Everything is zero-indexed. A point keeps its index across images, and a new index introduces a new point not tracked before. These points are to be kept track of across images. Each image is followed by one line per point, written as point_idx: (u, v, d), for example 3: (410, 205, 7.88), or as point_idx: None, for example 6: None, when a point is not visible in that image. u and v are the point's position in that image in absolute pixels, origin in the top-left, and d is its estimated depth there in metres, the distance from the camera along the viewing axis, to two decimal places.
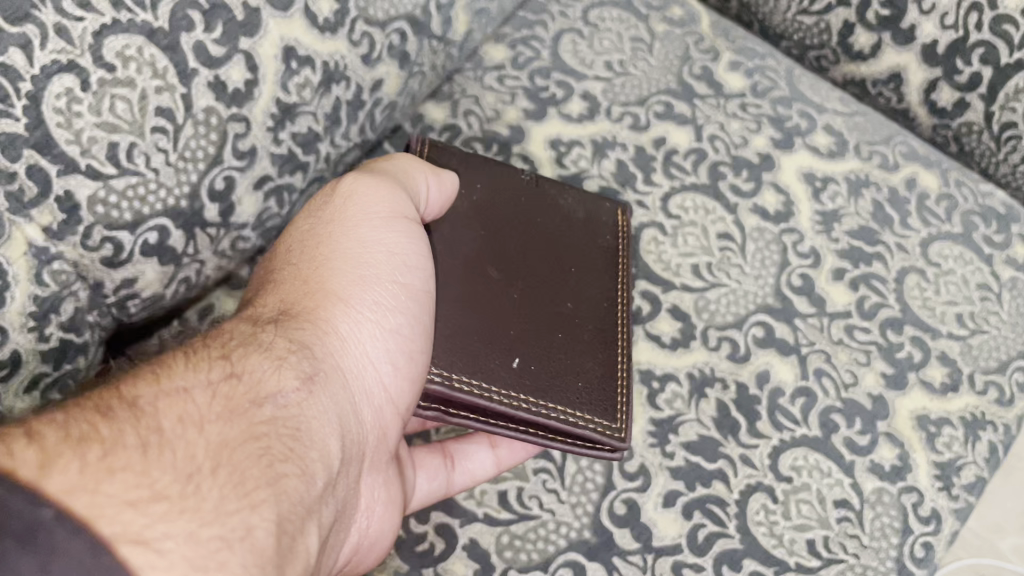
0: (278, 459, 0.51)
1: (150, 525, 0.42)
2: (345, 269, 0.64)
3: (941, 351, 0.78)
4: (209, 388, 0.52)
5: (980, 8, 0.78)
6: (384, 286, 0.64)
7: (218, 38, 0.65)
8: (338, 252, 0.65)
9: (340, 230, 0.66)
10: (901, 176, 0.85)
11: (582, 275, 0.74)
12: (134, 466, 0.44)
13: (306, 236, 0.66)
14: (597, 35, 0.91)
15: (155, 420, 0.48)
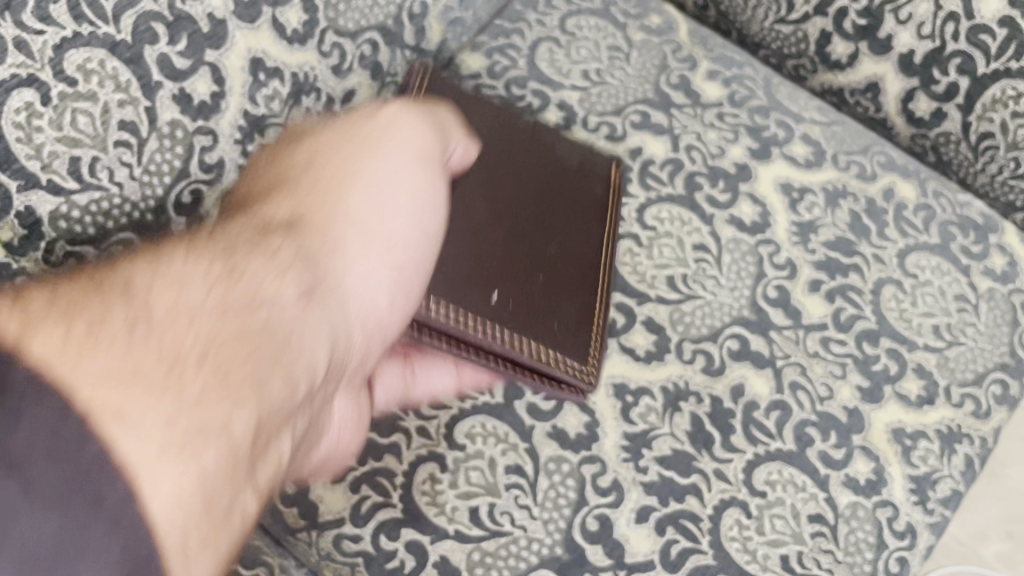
0: (270, 360, 0.50)
1: (126, 402, 0.41)
2: (349, 197, 0.64)
3: (917, 363, 0.78)
4: (208, 274, 0.51)
5: (957, 18, 0.77)
6: (390, 229, 0.64)
7: (183, 51, 0.64)
8: (336, 189, 0.64)
9: (355, 148, 0.66)
10: (879, 186, 0.85)
11: (567, 220, 0.77)
12: (118, 345, 0.43)
13: (328, 152, 0.66)
14: (574, 44, 0.90)
15: (146, 303, 0.47)
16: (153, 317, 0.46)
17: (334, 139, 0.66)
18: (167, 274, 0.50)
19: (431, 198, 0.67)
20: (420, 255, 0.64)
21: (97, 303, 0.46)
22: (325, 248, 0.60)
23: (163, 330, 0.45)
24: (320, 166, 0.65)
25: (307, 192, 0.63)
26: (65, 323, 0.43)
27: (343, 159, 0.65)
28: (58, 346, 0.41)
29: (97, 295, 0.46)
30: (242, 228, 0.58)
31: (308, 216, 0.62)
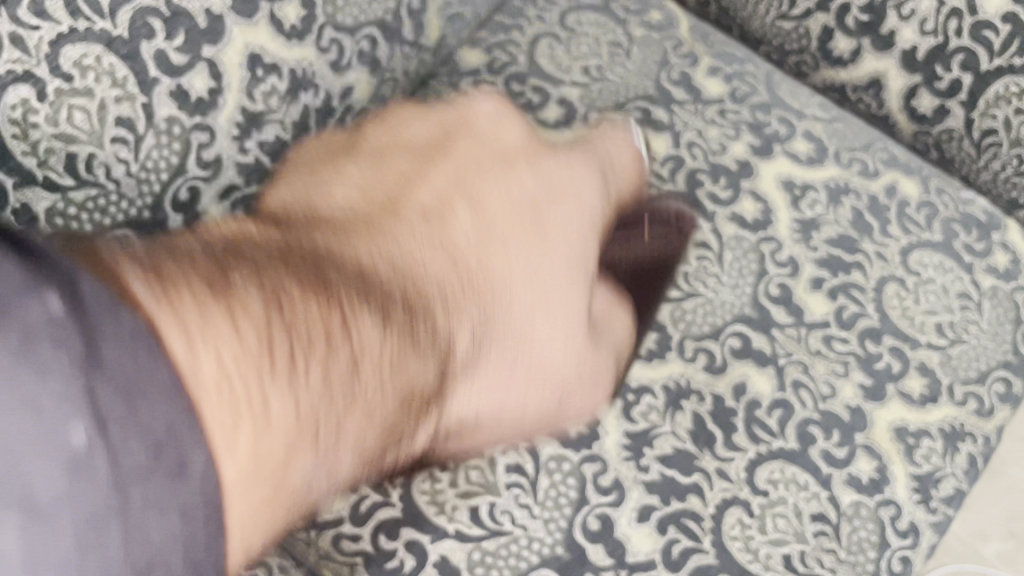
0: (335, 465, 0.47)
1: (233, 467, 0.38)
2: (512, 268, 0.62)
3: (920, 361, 0.77)
4: (385, 360, 0.50)
5: (960, 14, 0.77)
6: (562, 264, 0.63)
7: (180, 47, 0.63)
8: (570, 266, 0.64)
9: (519, 171, 0.67)
10: (881, 183, 0.84)
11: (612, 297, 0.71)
12: (252, 396, 0.39)
13: (501, 193, 0.65)
14: (575, 39, 0.89)
15: (300, 369, 0.43)
16: (314, 440, 0.44)
17: (516, 227, 0.64)
18: (341, 321, 0.47)
19: (591, 260, 0.65)
20: (569, 382, 0.64)
21: (292, 368, 0.43)
22: (456, 380, 0.59)
23: (318, 443, 0.45)
24: (490, 223, 0.63)
25: (486, 262, 0.61)
26: (268, 366, 0.41)
27: (565, 214, 0.66)
28: (249, 428, 0.39)
29: (291, 358, 0.43)
30: (418, 282, 0.57)
31: (505, 230, 0.63)
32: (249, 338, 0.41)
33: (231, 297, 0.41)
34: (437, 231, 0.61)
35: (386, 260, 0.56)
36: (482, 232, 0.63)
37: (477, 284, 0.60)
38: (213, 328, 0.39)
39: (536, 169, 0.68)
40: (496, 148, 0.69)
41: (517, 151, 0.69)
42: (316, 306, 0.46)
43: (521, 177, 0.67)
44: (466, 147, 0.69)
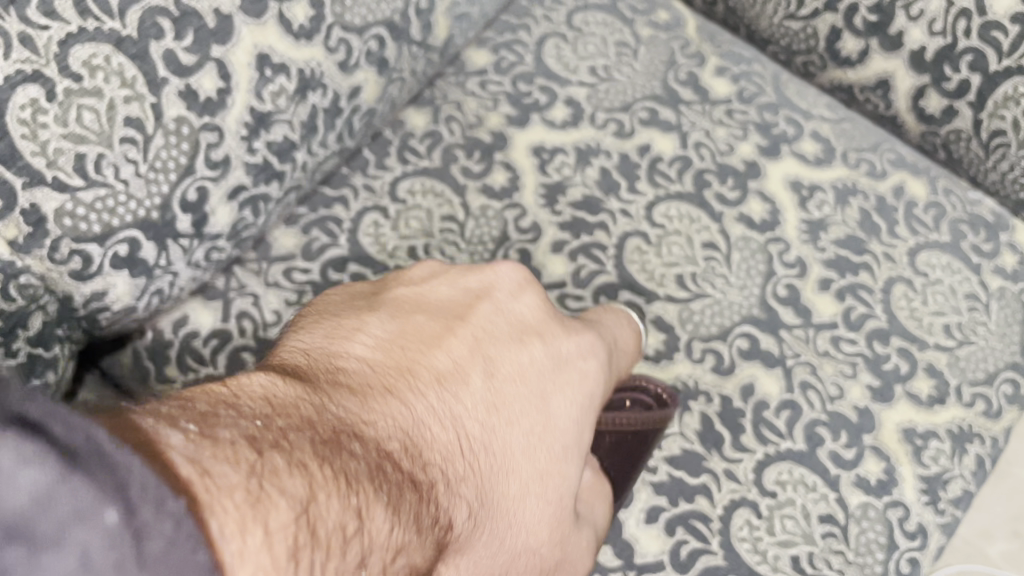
0: None
1: None
2: (512, 474, 0.54)
3: (928, 362, 0.77)
4: (393, 551, 0.37)
5: (969, 14, 0.77)
6: (559, 441, 0.57)
7: (189, 47, 0.63)
8: (566, 448, 0.57)
9: (553, 368, 0.59)
10: (889, 184, 0.84)
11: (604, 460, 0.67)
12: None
13: (511, 364, 0.57)
14: (581, 40, 0.89)
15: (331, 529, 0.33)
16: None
17: (530, 403, 0.56)
18: (359, 501, 0.36)
19: (585, 439, 0.60)
20: (550, 552, 0.57)
21: (344, 556, 0.33)
22: (475, 543, 0.50)
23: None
24: (517, 420, 0.55)
25: (494, 455, 0.52)
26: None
27: (561, 447, 0.57)
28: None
29: (328, 540, 0.33)
30: (422, 448, 0.46)
31: (501, 490, 0.53)
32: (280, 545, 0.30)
33: (319, 509, 0.33)
34: (466, 481, 0.49)
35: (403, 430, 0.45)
36: (524, 447, 0.55)
37: (484, 500, 0.51)
38: (274, 518, 0.31)
39: (576, 380, 0.60)
40: (512, 316, 0.61)
41: (550, 366, 0.59)
42: (382, 502, 0.38)
43: (570, 394, 0.59)
44: (473, 318, 0.59)
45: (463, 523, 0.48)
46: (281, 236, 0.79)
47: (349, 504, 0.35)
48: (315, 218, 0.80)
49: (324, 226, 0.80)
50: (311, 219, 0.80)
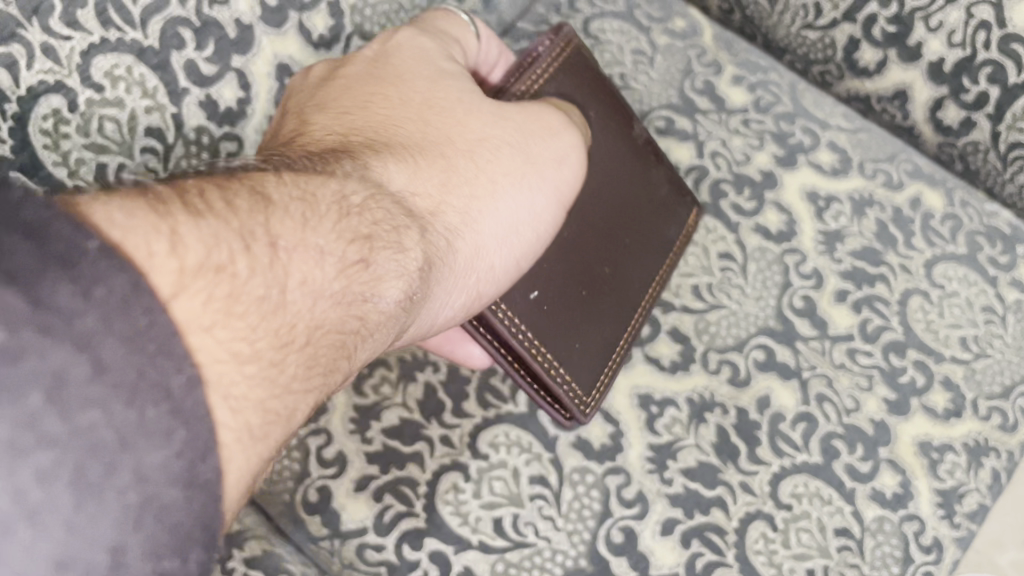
0: (356, 332, 0.43)
1: (250, 352, 0.36)
2: (437, 171, 0.55)
3: (944, 375, 0.77)
4: (342, 279, 0.43)
5: (988, 27, 0.76)
6: (508, 168, 0.58)
7: (209, 57, 0.64)
8: (523, 170, 0.59)
9: (417, 94, 0.59)
10: (905, 195, 0.84)
11: (624, 261, 0.71)
12: (226, 287, 0.35)
13: (408, 120, 0.57)
14: (598, 48, 0.89)
15: (287, 267, 0.39)
16: (268, 248, 0.39)
17: (412, 129, 0.57)
18: (240, 239, 0.38)
19: (548, 175, 0.60)
20: (547, 215, 0.61)
21: (208, 203, 0.38)
22: (439, 211, 0.54)
23: (277, 268, 0.39)
24: (423, 135, 0.57)
25: (412, 149, 0.55)
26: (231, 253, 0.37)
27: (458, 111, 0.59)
28: (227, 318, 0.35)
29: (182, 200, 0.36)
30: (348, 206, 0.46)
31: (433, 162, 0.55)
32: (196, 250, 0.35)
33: (167, 205, 0.35)
34: (368, 154, 0.52)
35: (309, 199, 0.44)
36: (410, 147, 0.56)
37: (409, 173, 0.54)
38: (135, 212, 0.33)
39: (453, 103, 0.59)
40: (427, 87, 0.59)
41: (416, 99, 0.59)
42: (279, 217, 0.41)
43: (452, 102, 0.59)
44: (349, 84, 0.59)
45: (401, 189, 0.52)
46: None
47: (223, 194, 0.39)
48: None
49: None
50: None
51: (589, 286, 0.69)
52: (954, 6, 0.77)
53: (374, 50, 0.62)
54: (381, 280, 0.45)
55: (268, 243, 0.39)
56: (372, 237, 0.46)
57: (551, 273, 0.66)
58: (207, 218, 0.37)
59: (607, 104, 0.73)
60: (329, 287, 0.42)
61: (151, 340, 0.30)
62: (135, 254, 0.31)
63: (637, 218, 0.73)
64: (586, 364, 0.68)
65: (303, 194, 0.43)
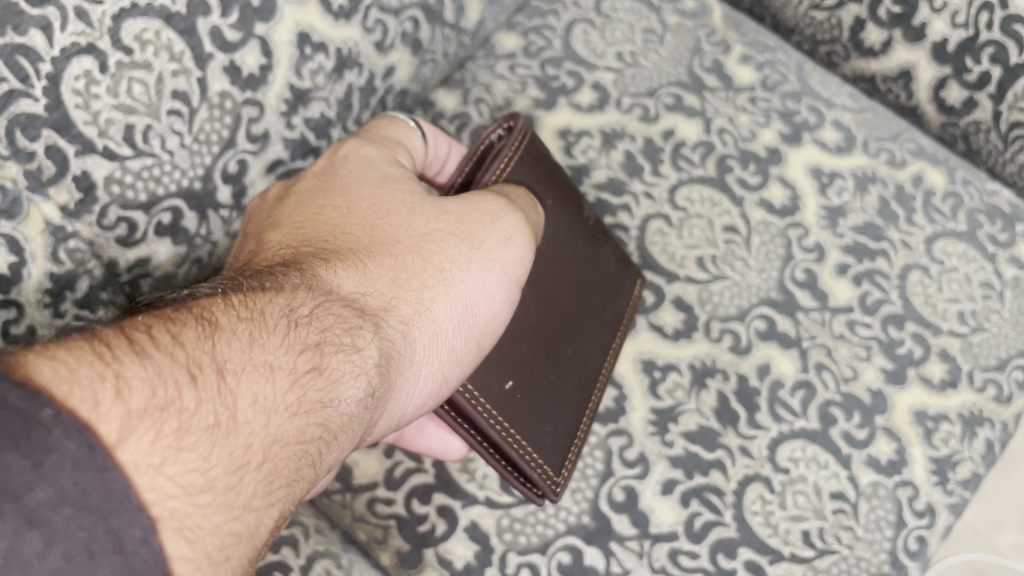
0: (315, 438, 0.46)
1: (212, 480, 0.39)
2: (388, 266, 0.58)
3: (941, 347, 0.79)
4: (295, 392, 0.46)
5: (991, 8, 0.78)
6: (460, 259, 0.61)
7: (234, 24, 0.66)
8: (473, 253, 0.62)
9: (364, 199, 0.63)
10: (908, 173, 0.86)
11: (589, 347, 0.72)
12: (176, 421, 0.39)
13: (359, 224, 0.61)
14: (609, 26, 0.91)
15: (233, 395, 0.42)
16: (214, 374, 0.42)
17: (363, 233, 0.60)
18: (192, 369, 0.41)
19: (501, 259, 0.63)
20: (505, 299, 0.64)
21: (156, 343, 0.41)
22: (394, 305, 0.56)
23: (223, 393, 0.42)
24: (374, 236, 0.60)
25: (363, 251, 0.59)
26: (185, 393, 0.40)
27: (404, 211, 0.62)
28: (184, 450, 0.38)
29: (132, 343, 0.40)
30: (298, 314, 0.49)
31: (383, 260, 0.59)
32: (142, 396, 0.38)
33: (110, 351, 0.38)
34: (317, 264, 0.56)
35: (258, 315, 0.47)
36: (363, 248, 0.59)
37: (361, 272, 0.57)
38: (86, 365, 0.37)
39: (397, 204, 0.63)
40: (371, 185, 0.64)
41: (364, 206, 0.63)
42: (225, 339, 0.44)
43: (399, 202, 0.63)
44: (301, 200, 0.64)
45: (353, 290, 0.55)
46: None
47: (171, 329, 0.42)
48: None
49: None
50: None
51: (556, 369, 0.69)
52: None
53: (322, 166, 0.67)
54: (336, 381, 0.49)
55: (215, 370, 0.42)
56: (322, 343, 0.49)
57: (519, 360, 0.67)
58: (151, 359, 0.40)
59: (559, 189, 0.74)
60: (283, 407, 0.45)
61: (97, 493, 0.32)
62: (83, 407, 0.35)
63: (595, 295, 0.73)
64: (555, 444, 0.68)
65: (250, 313, 0.47)
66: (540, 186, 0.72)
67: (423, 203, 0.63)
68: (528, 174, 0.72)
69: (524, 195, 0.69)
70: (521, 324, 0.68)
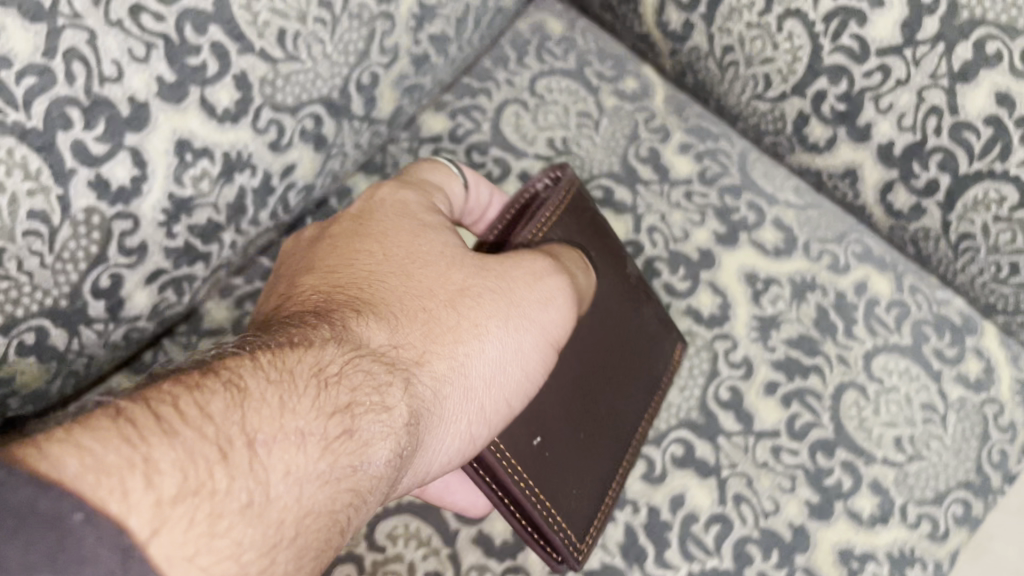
0: (345, 504, 0.44)
1: (245, 561, 0.37)
2: (426, 320, 0.56)
3: (873, 478, 0.74)
4: (327, 458, 0.44)
5: (940, 112, 0.72)
6: (497, 312, 0.59)
7: (100, 136, 0.60)
8: (507, 309, 0.60)
9: (402, 243, 0.61)
10: (851, 280, 0.81)
11: (620, 407, 0.70)
12: (206, 506, 0.36)
13: (397, 272, 0.58)
14: (542, 108, 0.86)
15: (265, 468, 0.40)
16: (245, 447, 0.40)
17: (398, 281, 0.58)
18: (221, 443, 0.39)
19: (537, 316, 0.61)
20: (540, 352, 0.61)
21: (184, 417, 0.38)
22: (425, 360, 0.54)
23: (256, 467, 0.40)
24: (410, 288, 0.58)
25: (397, 304, 0.56)
26: (213, 471, 0.37)
27: (439, 262, 0.60)
28: (213, 534, 0.36)
29: (160, 419, 0.37)
30: (327, 371, 0.47)
31: (415, 315, 0.56)
32: (170, 479, 0.35)
33: (137, 431, 0.36)
34: (349, 316, 0.53)
35: (290, 376, 0.45)
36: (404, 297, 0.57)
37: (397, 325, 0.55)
38: (112, 452, 0.34)
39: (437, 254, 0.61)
40: (405, 228, 0.62)
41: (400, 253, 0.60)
42: (255, 406, 0.42)
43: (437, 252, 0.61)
44: (335, 244, 0.62)
45: (388, 344, 0.53)
46: (213, 309, 0.78)
47: (198, 400, 0.40)
48: (252, 291, 0.79)
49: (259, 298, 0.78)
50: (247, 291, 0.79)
51: (585, 426, 0.67)
52: (904, 88, 0.73)
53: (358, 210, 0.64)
54: (366, 445, 0.46)
55: (247, 441, 0.40)
56: (354, 402, 0.47)
57: (549, 415, 0.65)
58: (179, 437, 0.37)
59: (604, 246, 0.73)
60: (315, 475, 0.42)
61: None
62: (112, 501, 0.32)
63: (631, 351, 0.71)
64: (581, 506, 0.66)
65: (281, 374, 0.45)
66: (585, 241, 0.71)
67: (468, 254, 0.62)
68: (572, 227, 0.71)
69: (574, 250, 0.68)
70: (554, 379, 0.66)
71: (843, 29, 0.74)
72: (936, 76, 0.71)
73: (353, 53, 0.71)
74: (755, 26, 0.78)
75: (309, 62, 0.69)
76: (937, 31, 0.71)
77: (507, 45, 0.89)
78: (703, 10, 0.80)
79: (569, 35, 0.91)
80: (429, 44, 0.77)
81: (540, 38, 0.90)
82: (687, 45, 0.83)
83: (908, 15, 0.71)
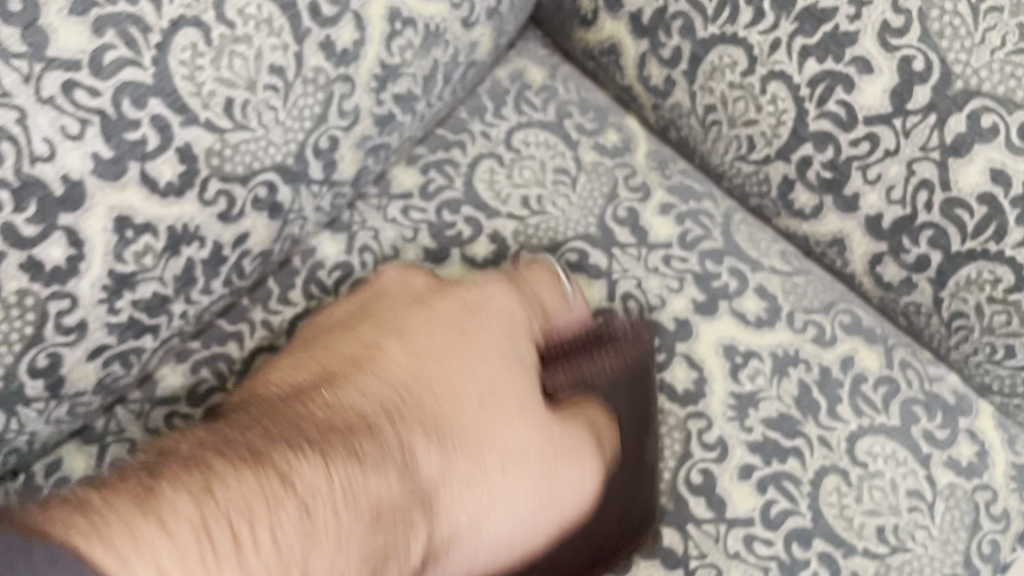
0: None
1: None
2: (455, 453, 0.58)
3: (852, 571, 0.71)
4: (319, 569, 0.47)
5: (931, 186, 0.67)
6: (527, 446, 0.61)
7: (31, 217, 0.57)
8: (530, 457, 0.61)
9: (469, 351, 0.63)
10: (837, 354, 0.77)
11: (616, 525, 0.69)
12: None
13: (450, 386, 0.60)
14: (518, 163, 0.83)
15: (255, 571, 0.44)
16: (234, 544, 0.43)
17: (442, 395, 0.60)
18: (221, 544, 0.43)
19: (562, 475, 0.62)
20: (558, 491, 0.62)
21: (193, 510, 0.43)
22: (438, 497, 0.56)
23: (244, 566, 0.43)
24: (460, 413, 0.59)
25: (424, 415, 0.58)
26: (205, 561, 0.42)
27: (489, 400, 0.61)
28: None
29: (179, 512, 0.43)
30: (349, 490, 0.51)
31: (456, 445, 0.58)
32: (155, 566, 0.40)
33: (153, 506, 0.42)
34: (386, 426, 0.56)
35: (308, 491, 0.48)
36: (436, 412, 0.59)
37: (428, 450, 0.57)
38: (126, 526, 0.41)
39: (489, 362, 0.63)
40: (466, 328, 0.65)
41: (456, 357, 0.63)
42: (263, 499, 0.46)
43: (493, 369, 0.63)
44: (385, 319, 0.65)
45: (423, 471, 0.56)
46: (167, 374, 0.74)
47: (210, 490, 0.45)
48: (208, 355, 0.75)
49: (215, 364, 0.75)
50: (204, 355, 0.75)
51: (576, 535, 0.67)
52: (893, 160, 0.68)
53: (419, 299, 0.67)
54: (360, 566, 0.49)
55: (241, 538, 0.44)
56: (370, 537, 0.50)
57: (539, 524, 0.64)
58: (181, 533, 0.42)
59: (634, 393, 0.71)
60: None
61: None
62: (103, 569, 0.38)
63: (645, 488, 0.71)
64: None
65: (297, 484, 0.48)
66: (622, 406, 0.71)
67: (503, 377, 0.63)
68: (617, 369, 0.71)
69: (594, 407, 0.69)
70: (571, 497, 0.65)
71: (829, 94, 0.69)
72: (927, 148, 0.67)
73: (309, 118, 0.68)
74: (737, 86, 0.73)
75: (259, 130, 0.65)
76: (929, 101, 0.66)
77: (484, 94, 0.85)
78: (684, 67, 0.76)
79: (549, 83, 0.87)
80: (393, 103, 0.73)
81: (520, 86, 0.86)
82: (669, 101, 0.79)
83: (898, 83, 0.67)
